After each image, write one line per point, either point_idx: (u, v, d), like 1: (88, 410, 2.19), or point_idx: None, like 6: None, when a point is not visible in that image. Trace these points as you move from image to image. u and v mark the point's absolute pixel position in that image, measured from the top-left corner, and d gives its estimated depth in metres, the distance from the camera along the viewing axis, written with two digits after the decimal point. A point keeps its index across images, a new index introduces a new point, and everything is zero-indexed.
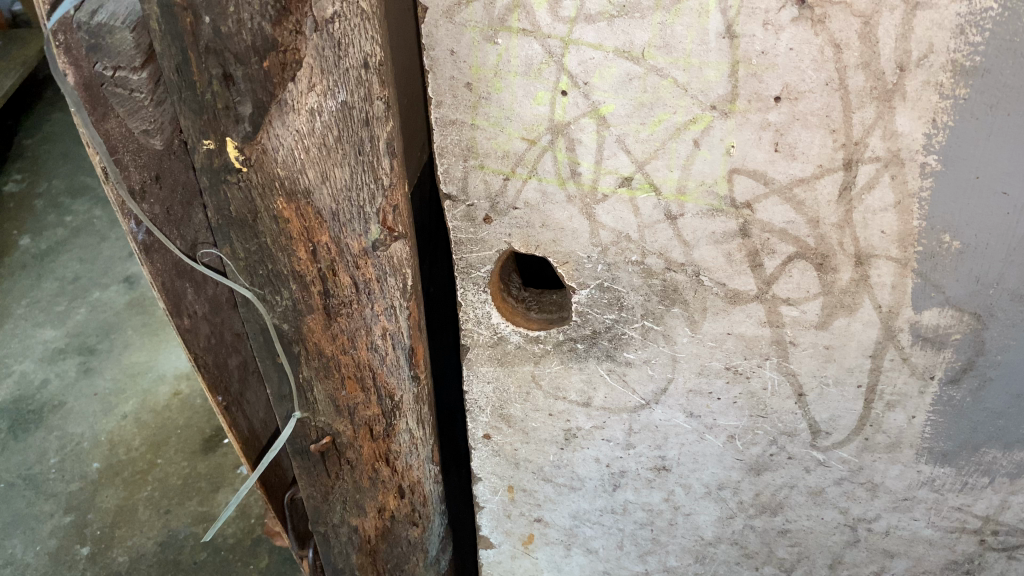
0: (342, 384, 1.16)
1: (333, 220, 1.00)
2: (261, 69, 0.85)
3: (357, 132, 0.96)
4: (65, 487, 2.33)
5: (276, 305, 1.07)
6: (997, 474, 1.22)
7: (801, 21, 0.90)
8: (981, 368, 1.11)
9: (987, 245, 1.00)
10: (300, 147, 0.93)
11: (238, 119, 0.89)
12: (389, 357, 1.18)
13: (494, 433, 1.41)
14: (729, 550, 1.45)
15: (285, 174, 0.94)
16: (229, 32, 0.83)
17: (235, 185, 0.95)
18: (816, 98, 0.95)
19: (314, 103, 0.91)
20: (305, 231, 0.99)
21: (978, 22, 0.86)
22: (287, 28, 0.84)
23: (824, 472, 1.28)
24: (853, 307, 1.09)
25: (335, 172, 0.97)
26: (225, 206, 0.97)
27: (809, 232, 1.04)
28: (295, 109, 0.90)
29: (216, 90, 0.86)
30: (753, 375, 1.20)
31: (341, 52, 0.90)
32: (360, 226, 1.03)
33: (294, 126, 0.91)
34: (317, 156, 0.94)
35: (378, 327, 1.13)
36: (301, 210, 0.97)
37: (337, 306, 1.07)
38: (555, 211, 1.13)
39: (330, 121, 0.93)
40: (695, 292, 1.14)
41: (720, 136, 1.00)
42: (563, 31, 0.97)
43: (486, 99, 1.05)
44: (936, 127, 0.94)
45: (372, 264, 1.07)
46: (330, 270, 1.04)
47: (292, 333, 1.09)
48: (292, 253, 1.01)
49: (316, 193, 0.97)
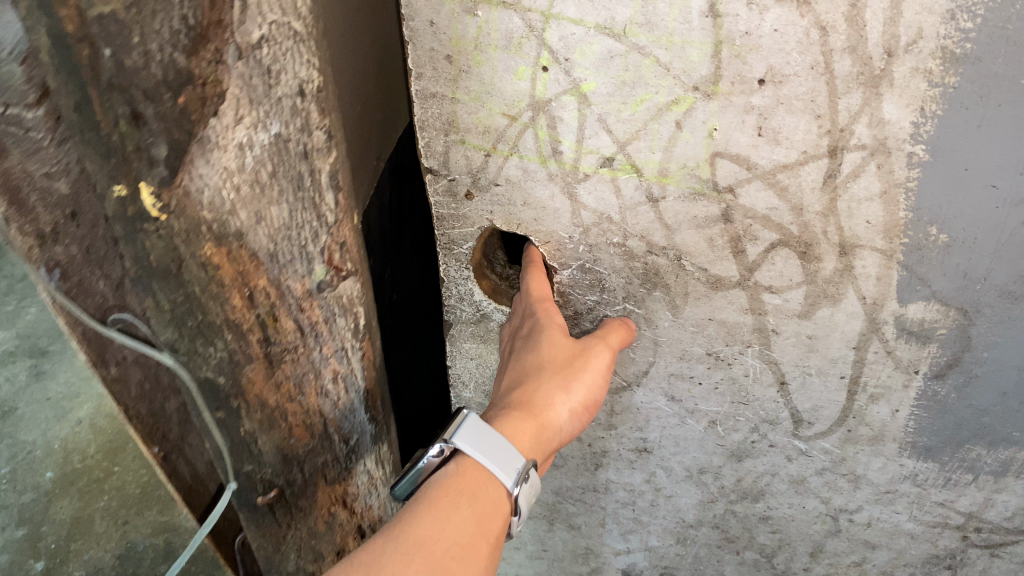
0: (290, 433, 1.20)
1: (271, 261, 1.00)
2: (175, 105, 0.83)
3: (294, 166, 0.95)
4: (17, 498, 2.30)
5: (209, 358, 1.08)
6: (981, 471, 1.19)
7: (786, 2, 0.87)
8: (966, 365, 1.08)
9: (975, 238, 0.97)
10: (229, 186, 0.91)
11: (152, 162, 0.87)
12: (342, 403, 1.21)
13: (476, 408, 1.41)
14: (710, 533, 1.44)
15: (213, 216, 0.92)
16: (135, 67, 0.80)
17: (153, 235, 0.94)
18: (800, 83, 0.92)
19: (242, 137, 0.88)
20: (240, 274, 0.99)
21: (970, 7, 0.82)
22: (206, 58, 0.82)
23: (806, 461, 1.27)
24: (837, 297, 1.07)
25: (271, 212, 0.96)
26: (146, 258, 0.97)
27: (793, 219, 1.02)
28: (221, 147, 0.87)
29: (125, 129, 0.84)
30: (735, 362, 1.19)
31: (270, 79, 0.87)
32: (303, 267, 1.03)
33: (221, 164, 0.89)
34: (249, 195, 0.93)
35: (329, 370, 1.15)
36: (234, 254, 0.97)
37: (279, 354, 1.09)
38: (537, 189, 1.11)
39: (263, 155, 0.91)
40: (677, 276, 1.12)
41: (702, 118, 0.97)
42: (544, 5, 0.95)
43: (466, 73, 1.03)
44: (924, 115, 0.90)
45: (318, 306, 1.08)
46: (272, 315, 1.05)
47: (230, 388, 1.12)
48: (225, 300, 1.01)
49: (249, 234, 0.96)
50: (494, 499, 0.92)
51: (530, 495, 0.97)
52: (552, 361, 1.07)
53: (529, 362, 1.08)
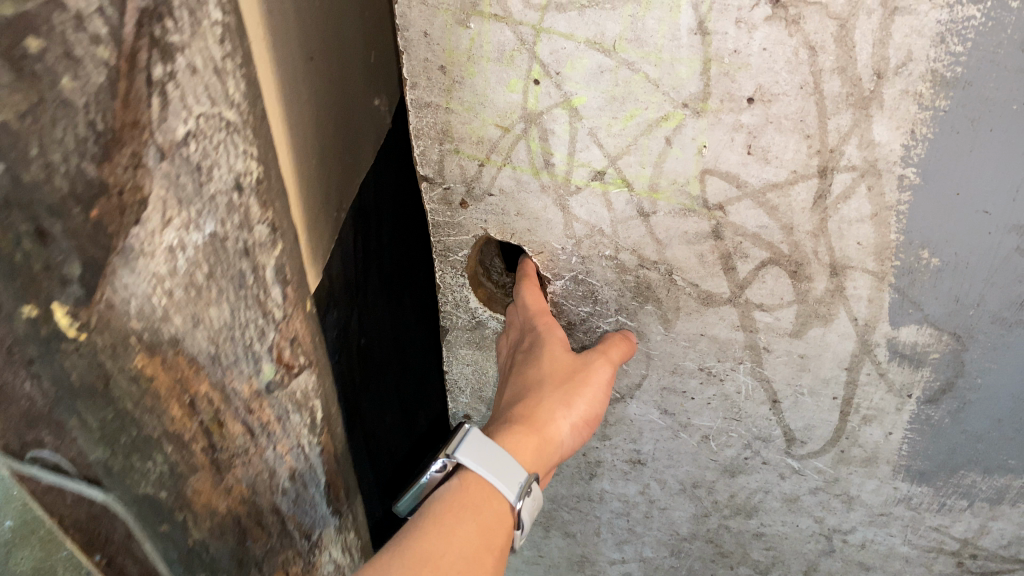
0: (239, 534, 0.94)
1: (213, 364, 0.85)
2: (89, 220, 0.63)
3: (234, 264, 0.87)
4: None
5: (155, 470, 0.78)
6: (976, 498, 1.16)
7: (775, 21, 0.86)
8: (960, 390, 1.06)
9: (968, 263, 0.95)
10: (159, 291, 0.73)
11: (66, 280, 0.63)
12: (297, 499, 1.06)
13: (473, 413, 1.42)
14: (704, 547, 1.43)
15: (144, 325, 0.72)
16: (37, 181, 0.58)
17: (75, 352, 0.65)
18: (790, 102, 0.91)
19: (171, 239, 0.74)
20: (178, 383, 0.79)
21: (959, 31, 0.81)
22: (116, 164, 0.65)
23: (799, 480, 1.26)
24: (828, 317, 1.06)
25: (209, 313, 0.82)
26: (67, 376, 0.66)
27: (783, 238, 1.01)
28: (147, 254, 0.71)
29: (30, 248, 0.59)
30: (727, 378, 1.18)
31: (201, 176, 0.78)
32: (251, 366, 0.93)
33: (153, 270, 0.72)
34: (189, 298, 0.79)
35: (285, 467, 1.03)
36: (170, 361, 0.78)
37: (225, 459, 0.89)
38: (530, 200, 1.11)
39: (198, 255, 0.79)
40: (668, 291, 1.12)
41: (691, 135, 0.97)
42: (535, 19, 0.95)
43: (460, 83, 1.03)
44: (915, 138, 0.89)
45: (268, 405, 0.97)
46: (218, 420, 0.87)
47: (175, 500, 0.81)
48: (164, 412, 0.78)
49: (188, 339, 0.79)
50: (498, 512, 0.92)
51: (533, 512, 0.96)
52: (553, 375, 1.08)
53: (529, 375, 1.09)
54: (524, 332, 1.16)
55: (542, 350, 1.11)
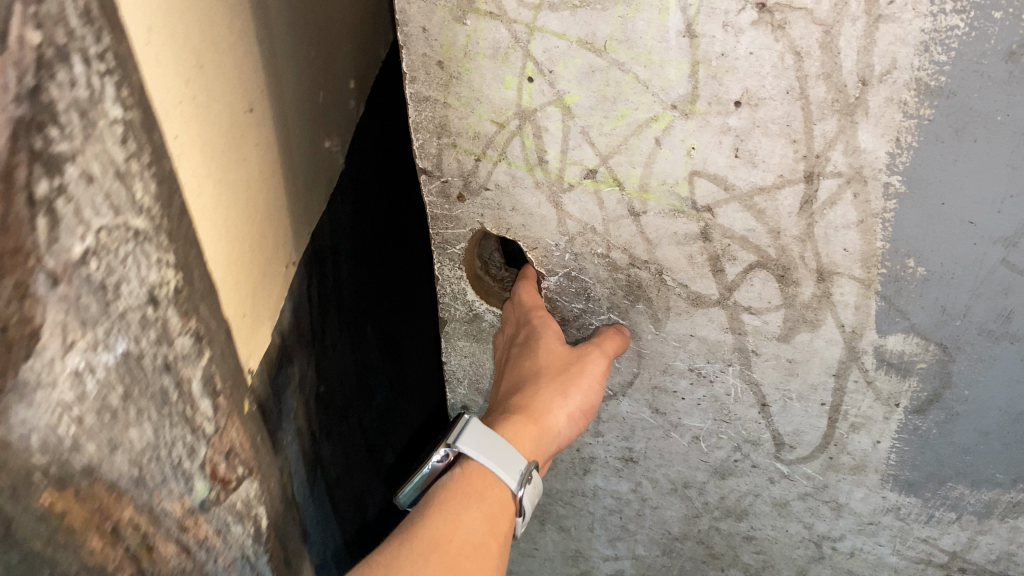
0: None
1: (138, 485, 0.71)
2: None
3: (154, 382, 0.74)
4: None
5: None
6: (964, 511, 1.16)
7: (761, 26, 0.87)
8: (948, 401, 1.06)
9: (954, 273, 0.95)
10: (74, 418, 0.62)
11: None
12: None
13: (471, 405, 1.44)
14: (695, 548, 1.44)
15: (36, 459, 0.58)
16: None
17: None
18: (776, 106, 0.91)
19: (76, 363, 0.62)
20: (97, 513, 0.66)
21: (943, 40, 0.81)
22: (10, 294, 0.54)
23: (788, 485, 1.26)
24: (815, 323, 1.06)
25: (129, 434, 0.69)
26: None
27: (770, 242, 1.01)
28: (47, 384, 0.58)
29: None
30: (716, 380, 1.19)
31: (109, 292, 0.66)
32: (178, 483, 0.79)
33: (61, 400, 0.60)
34: (108, 420, 0.66)
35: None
36: (84, 492, 0.64)
37: None
38: (524, 196, 1.12)
39: (114, 372, 0.67)
40: (658, 290, 1.13)
41: (680, 136, 0.98)
42: (528, 17, 0.96)
43: (457, 79, 1.05)
44: (900, 146, 0.88)
45: (201, 521, 0.83)
46: (145, 543, 0.73)
47: None
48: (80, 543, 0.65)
49: (107, 462, 0.66)
50: (501, 498, 0.95)
51: (532, 498, 1.01)
52: (552, 368, 1.11)
53: (528, 370, 1.12)
54: (519, 325, 1.19)
55: (538, 341, 1.14)
